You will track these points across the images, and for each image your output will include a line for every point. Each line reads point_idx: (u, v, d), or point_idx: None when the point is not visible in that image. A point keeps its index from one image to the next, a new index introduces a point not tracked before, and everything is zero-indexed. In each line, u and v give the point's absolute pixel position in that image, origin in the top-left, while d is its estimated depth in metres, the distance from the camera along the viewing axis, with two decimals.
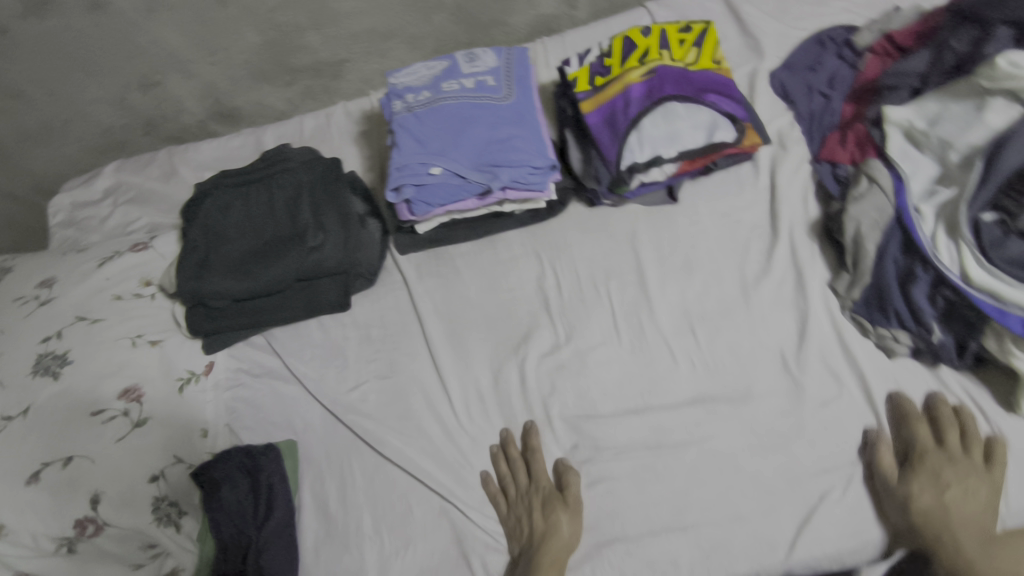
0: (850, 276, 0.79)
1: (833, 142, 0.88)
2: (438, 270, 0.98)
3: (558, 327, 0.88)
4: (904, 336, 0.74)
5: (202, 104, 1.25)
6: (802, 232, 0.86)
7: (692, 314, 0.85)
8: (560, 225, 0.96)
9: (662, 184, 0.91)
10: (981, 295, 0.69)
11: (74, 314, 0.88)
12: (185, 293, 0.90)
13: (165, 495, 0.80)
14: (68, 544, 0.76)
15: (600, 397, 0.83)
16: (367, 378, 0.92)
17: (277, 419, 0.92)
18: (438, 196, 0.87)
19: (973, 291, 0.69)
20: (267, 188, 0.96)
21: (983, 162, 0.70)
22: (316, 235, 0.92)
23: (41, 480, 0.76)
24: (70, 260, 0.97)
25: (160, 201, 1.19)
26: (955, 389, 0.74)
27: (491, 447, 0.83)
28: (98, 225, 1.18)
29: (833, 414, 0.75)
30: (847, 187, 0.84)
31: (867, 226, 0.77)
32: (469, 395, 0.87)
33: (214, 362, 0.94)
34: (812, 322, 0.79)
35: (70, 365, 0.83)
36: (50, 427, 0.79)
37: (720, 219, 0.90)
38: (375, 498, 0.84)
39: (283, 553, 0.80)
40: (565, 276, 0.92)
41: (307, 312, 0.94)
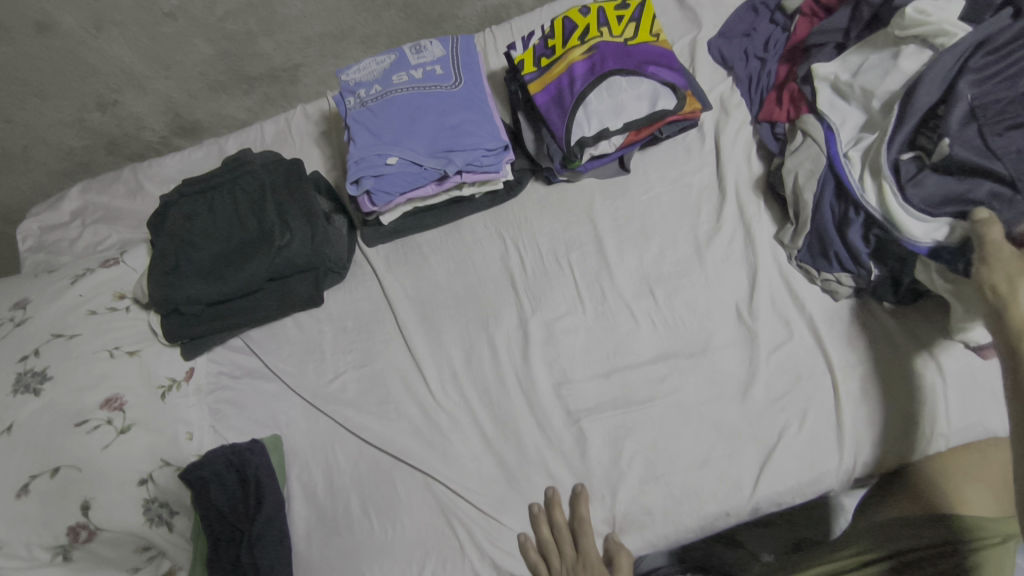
0: (794, 227, 0.84)
1: (769, 103, 0.92)
2: (406, 258, 1.01)
3: (524, 301, 0.92)
4: (846, 278, 0.80)
5: (163, 119, 1.27)
6: (747, 190, 0.91)
7: (650, 277, 0.89)
8: (520, 204, 1.00)
9: (613, 156, 0.95)
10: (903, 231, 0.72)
11: (50, 333, 0.89)
12: (159, 301, 0.91)
13: (155, 496, 0.82)
14: (63, 552, 0.79)
15: (570, 364, 0.86)
16: (344, 369, 0.95)
17: (260, 415, 0.94)
18: (398, 184, 0.90)
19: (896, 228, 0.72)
20: (231, 193, 0.98)
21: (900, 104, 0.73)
22: (283, 234, 0.94)
23: (30, 492, 0.78)
24: (42, 279, 0.98)
25: (128, 218, 1.20)
26: (897, 323, 0.79)
27: (535, 508, 0.80)
28: (69, 246, 1.18)
29: (786, 355, 0.80)
30: (785, 144, 0.90)
31: (804, 176, 0.82)
32: (444, 373, 0.90)
33: (195, 367, 0.96)
34: (763, 276, 0.84)
35: (50, 381, 0.84)
36: (35, 442, 0.80)
37: (671, 184, 0.95)
38: (361, 480, 0.86)
39: (275, 542, 0.82)
40: (528, 252, 0.96)
41: (282, 310, 0.97)
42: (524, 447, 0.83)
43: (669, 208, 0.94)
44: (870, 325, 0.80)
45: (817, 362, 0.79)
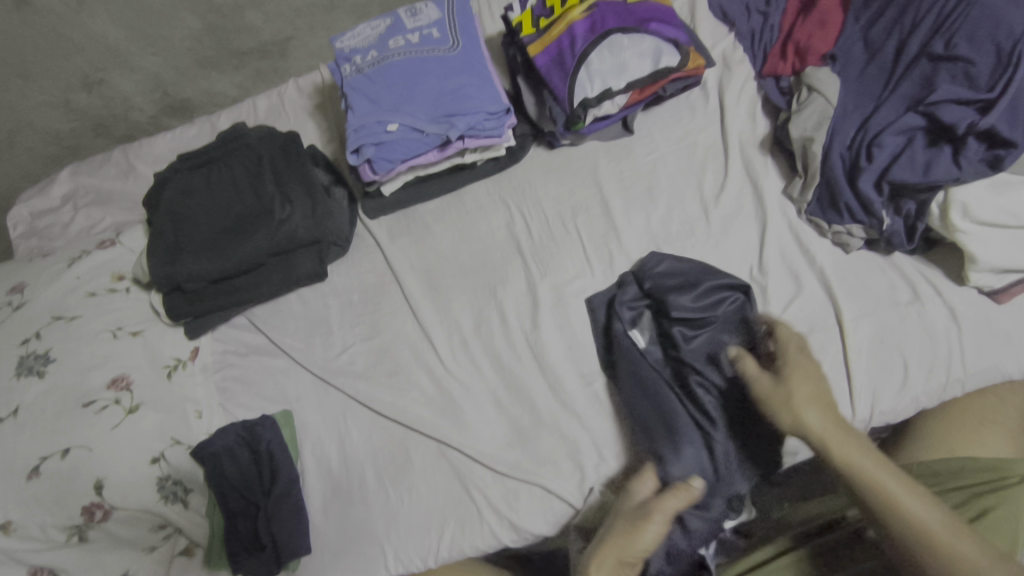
0: (803, 179, 0.83)
1: (773, 58, 0.92)
2: (409, 229, 0.99)
3: (531, 266, 0.91)
4: (857, 229, 0.80)
5: (151, 98, 1.22)
6: (752, 148, 0.90)
7: (658, 238, 0.89)
8: (524, 169, 0.99)
9: (616, 117, 0.94)
10: (862, 201, 0.78)
11: (50, 316, 0.87)
12: (161, 279, 0.90)
13: (168, 474, 0.82)
14: (79, 533, 0.77)
15: (580, 326, 0.86)
16: (353, 342, 0.94)
17: (269, 391, 0.93)
18: (399, 151, 0.88)
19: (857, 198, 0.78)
20: (229, 168, 0.97)
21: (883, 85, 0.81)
22: (283, 207, 0.93)
23: (42, 473, 0.76)
24: (38, 264, 0.96)
25: (121, 200, 1.16)
26: (911, 273, 0.79)
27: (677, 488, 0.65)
28: (62, 231, 1.14)
29: (798, 310, 0.79)
30: (791, 98, 0.88)
31: (811, 130, 0.81)
32: (454, 341, 0.90)
33: (200, 346, 0.94)
34: (772, 231, 0.84)
35: (53, 363, 0.83)
36: (42, 423, 0.79)
37: (676, 144, 0.94)
38: (375, 451, 0.86)
39: (291, 514, 0.82)
40: (534, 218, 0.95)
41: (286, 284, 0.95)
42: (537, 412, 0.83)
43: (675, 167, 0.93)
44: (884, 273, 0.80)
45: (829, 314, 0.79)
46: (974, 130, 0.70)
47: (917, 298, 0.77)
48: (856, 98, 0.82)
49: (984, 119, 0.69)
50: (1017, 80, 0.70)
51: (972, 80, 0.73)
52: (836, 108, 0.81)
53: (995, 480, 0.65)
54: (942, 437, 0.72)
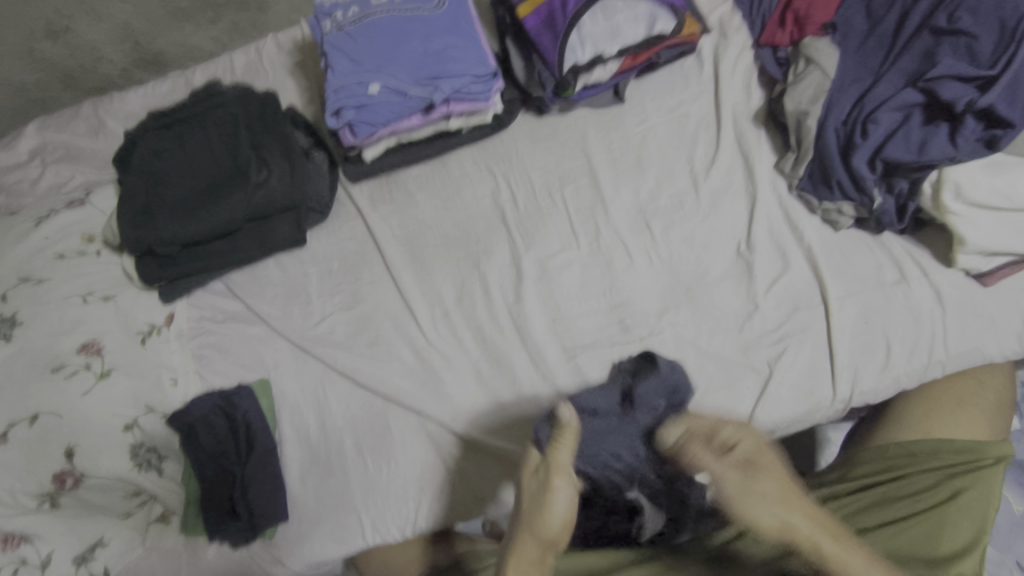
0: (795, 155, 0.81)
1: (772, 26, 0.88)
2: (391, 196, 0.97)
3: (516, 238, 0.89)
4: (848, 208, 0.79)
5: (122, 51, 1.16)
6: (746, 120, 0.88)
7: (646, 211, 0.87)
8: (510, 136, 0.96)
9: (608, 84, 0.91)
10: (854, 179, 0.76)
11: (17, 278, 0.84)
12: (131, 243, 0.86)
13: (142, 442, 0.81)
14: (51, 499, 0.76)
15: (565, 301, 0.85)
16: (332, 311, 0.92)
17: (247, 360, 0.91)
18: (381, 114, 0.85)
19: (851, 175, 0.76)
20: (202, 128, 0.92)
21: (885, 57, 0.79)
22: (259, 170, 0.89)
23: (10, 438, 0.74)
24: (4, 223, 0.92)
25: (92, 156, 1.12)
26: (900, 253, 0.78)
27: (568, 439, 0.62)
28: (30, 188, 1.09)
29: (784, 287, 0.79)
30: (789, 68, 0.85)
31: (807, 103, 0.78)
32: (435, 313, 0.88)
33: (175, 312, 0.92)
34: (762, 207, 0.83)
35: (21, 327, 0.80)
36: (10, 387, 0.76)
37: (668, 114, 0.91)
38: (354, 421, 0.85)
39: (269, 483, 0.82)
40: (520, 187, 0.92)
41: (262, 250, 0.92)
42: (518, 385, 0.82)
43: (666, 138, 0.90)
44: (872, 252, 0.79)
45: (815, 292, 0.78)
46: (973, 108, 0.69)
47: (903, 279, 0.77)
48: (854, 72, 0.79)
49: (984, 97, 0.68)
50: (1019, 58, 0.69)
51: (974, 56, 0.72)
52: (833, 81, 0.79)
53: (973, 460, 0.67)
54: (921, 417, 0.73)
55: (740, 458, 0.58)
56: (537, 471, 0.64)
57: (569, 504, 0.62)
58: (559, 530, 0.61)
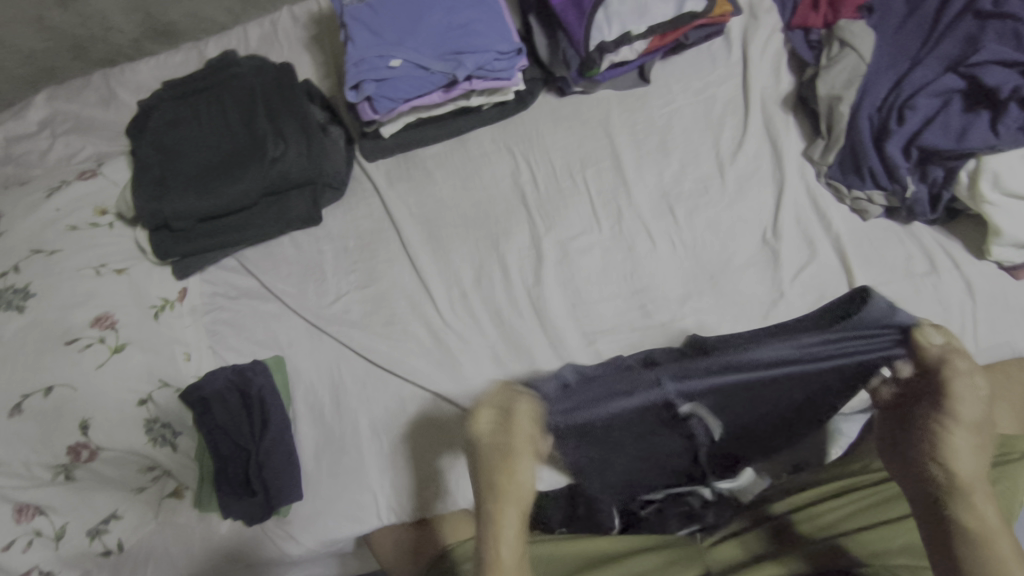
0: (825, 142, 0.81)
1: (804, 7, 0.85)
2: (409, 173, 0.95)
3: (537, 220, 0.88)
4: (879, 196, 0.78)
5: (132, 20, 1.13)
6: (774, 106, 0.87)
7: (670, 195, 0.86)
8: (531, 116, 0.94)
9: (633, 65, 0.89)
10: (888, 166, 0.75)
11: (29, 249, 0.82)
12: (147, 215, 0.85)
13: (156, 417, 0.80)
14: (65, 472, 0.76)
15: (585, 285, 0.84)
16: (348, 290, 0.91)
17: (261, 337, 0.90)
18: (401, 89, 0.83)
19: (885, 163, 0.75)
20: (218, 100, 0.91)
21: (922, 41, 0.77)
22: (276, 144, 0.88)
23: (24, 410, 0.74)
24: (14, 192, 0.90)
25: (102, 128, 1.10)
26: (930, 243, 0.78)
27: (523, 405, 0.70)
28: (40, 158, 1.07)
29: (810, 276, 0.78)
30: (821, 52, 0.84)
31: (841, 88, 0.77)
32: (453, 294, 0.87)
33: (188, 288, 0.91)
34: (789, 194, 0.82)
35: (34, 299, 0.79)
36: (25, 358, 0.76)
37: (694, 96, 0.90)
38: (370, 400, 0.84)
39: (284, 463, 0.81)
40: (541, 168, 0.91)
41: (278, 227, 0.91)
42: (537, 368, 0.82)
43: (691, 122, 0.89)
44: (902, 242, 0.78)
45: (842, 282, 0.77)
46: (1018, 95, 0.68)
47: (933, 270, 0.76)
48: (890, 57, 0.78)
49: None
50: None
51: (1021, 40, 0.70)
52: (868, 66, 0.77)
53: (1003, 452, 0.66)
54: None
55: (939, 341, 0.64)
56: (496, 450, 0.67)
57: (533, 475, 0.67)
58: (530, 491, 0.66)
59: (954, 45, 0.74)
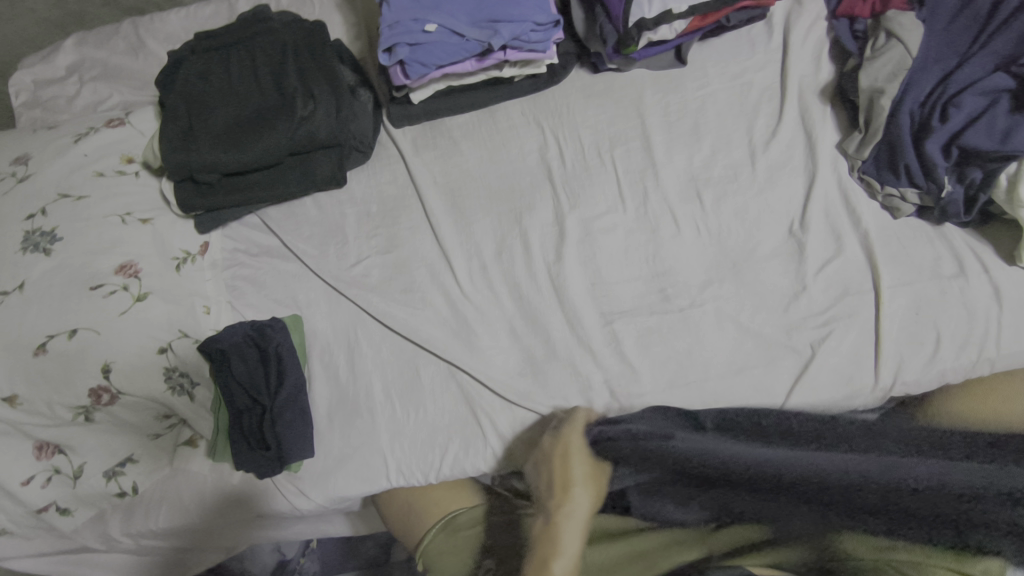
0: (862, 136, 0.79)
1: None
2: (435, 141, 0.95)
3: (561, 196, 0.88)
4: (912, 195, 0.77)
5: None
6: (811, 96, 0.86)
7: (698, 180, 0.85)
8: (562, 90, 0.93)
9: (671, 44, 0.88)
10: (927, 165, 0.74)
11: (56, 193, 0.83)
12: (173, 167, 0.85)
13: (175, 365, 0.81)
14: (85, 414, 0.78)
15: (606, 264, 0.83)
16: (368, 255, 0.91)
17: (280, 296, 0.91)
18: (435, 55, 0.82)
19: (925, 162, 0.74)
20: (250, 56, 0.91)
21: (975, 36, 0.75)
22: (306, 104, 0.88)
23: (49, 351, 0.75)
24: (41, 135, 0.90)
25: (130, 76, 1.09)
26: (960, 245, 0.78)
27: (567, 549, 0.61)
28: (67, 104, 1.07)
29: (834, 271, 0.77)
30: (865, 44, 0.82)
31: (884, 81, 0.76)
32: (473, 266, 0.87)
33: (209, 242, 0.91)
34: (820, 185, 0.81)
35: (60, 243, 0.80)
36: (50, 301, 0.77)
37: (730, 81, 0.89)
38: (385, 364, 0.85)
39: (297, 420, 0.82)
40: (569, 145, 0.90)
41: (302, 187, 0.91)
42: (553, 344, 0.82)
43: (726, 107, 0.88)
44: (931, 243, 0.78)
45: (867, 279, 0.77)
46: None
47: (961, 273, 0.76)
48: (938, 51, 0.76)
49: None
50: None
51: None
52: (914, 60, 0.76)
53: None
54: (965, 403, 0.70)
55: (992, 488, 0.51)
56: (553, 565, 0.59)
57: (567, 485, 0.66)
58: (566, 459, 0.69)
59: (1010, 43, 0.72)
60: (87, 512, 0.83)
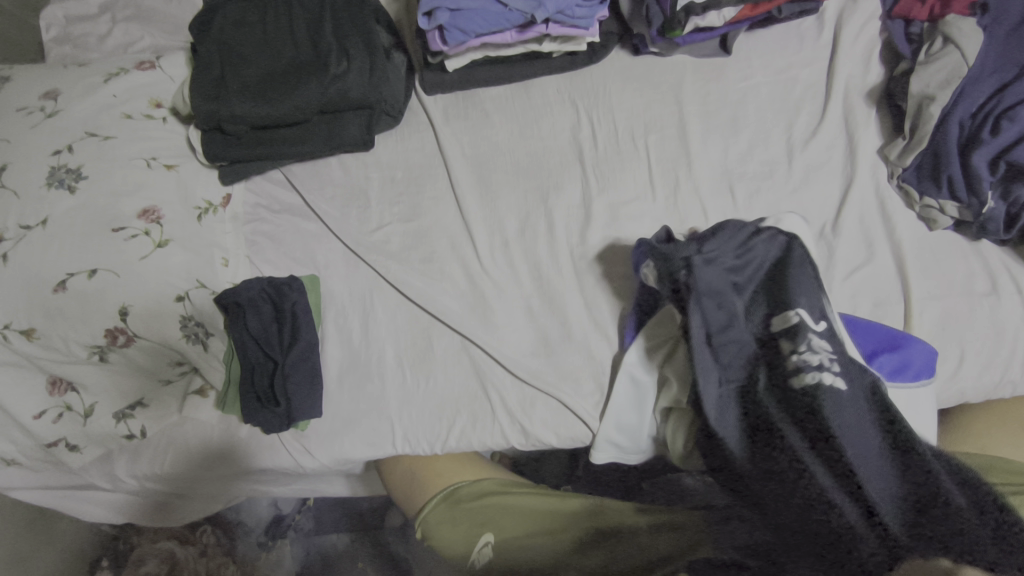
0: (905, 142, 0.79)
1: None
2: (466, 113, 0.94)
3: (591, 178, 0.87)
4: (950, 208, 0.77)
5: None
6: (857, 98, 0.86)
7: (732, 174, 0.85)
8: (601, 70, 0.93)
9: (717, 32, 0.87)
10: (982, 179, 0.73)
11: (84, 130, 0.82)
12: (203, 115, 0.84)
13: (191, 315, 0.80)
14: (100, 353, 0.78)
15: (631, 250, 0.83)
16: (391, 221, 0.90)
17: (299, 255, 0.90)
18: (476, 23, 0.81)
19: (977, 174, 0.73)
20: (287, 10, 0.91)
21: None
22: (340, 62, 0.87)
23: (69, 288, 0.75)
24: (72, 72, 0.89)
25: (163, 20, 1.07)
26: (995, 263, 0.77)
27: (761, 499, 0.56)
28: (98, 43, 1.06)
29: (863, 278, 0.77)
30: (920, 47, 0.82)
31: (935, 87, 0.76)
32: (495, 241, 0.87)
33: (232, 194, 0.91)
34: (856, 190, 0.81)
35: (85, 181, 0.79)
36: (71, 239, 0.76)
37: (775, 75, 0.89)
38: (399, 332, 0.85)
39: (308, 380, 0.81)
40: (602, 126, 0.90)
41: (329, 146, 0.90)
42: (568, 325, 0.82)
43: (767, 101, 0.88)
44: (965, 259, 0.77)
45: (896, 289, 0.76)
46: None
47: (994, 292, 0.75)
48: (997, 60, 0.75)
49: None
50: None
51: None
52: (971, 68, 0.75)
53: None
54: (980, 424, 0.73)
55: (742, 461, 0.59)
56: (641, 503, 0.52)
57: None
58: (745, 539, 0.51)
59: None
60: (94, 451, 0.84)
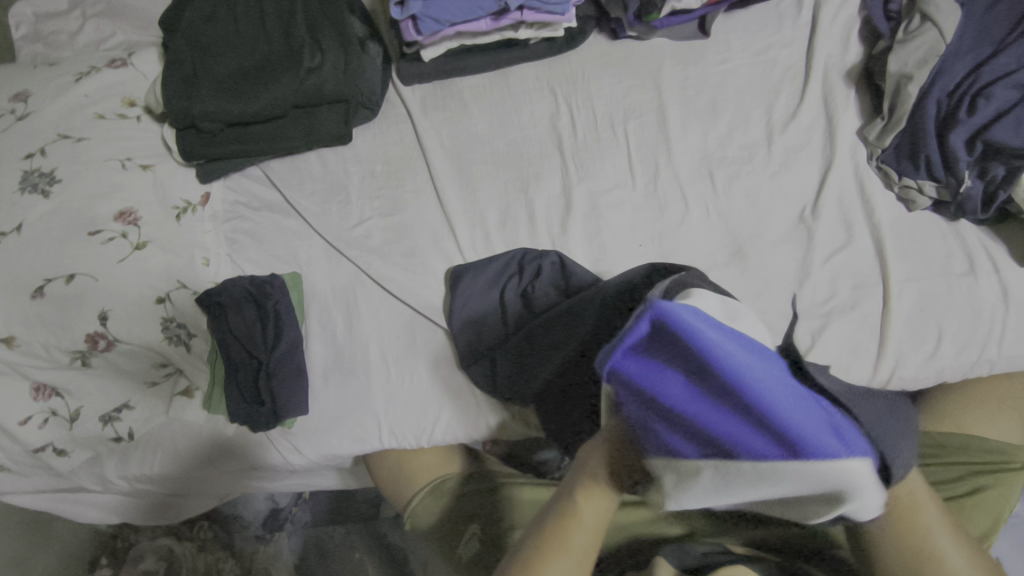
0: (884, 123, 0.79)
1: None
2: (444, 103, 0.93)
3: (570, 166, 0.87)
4: (929, 188, 0.78)
5: None
6: (837, 77, 0.86)
7: (712, 159, 0.84)
8: (580, 57, 0.92)
9: (695, 14, 0.88)
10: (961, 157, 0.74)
11: (56, 132, 0.81)
12: (176, 113, 0.83)
13: (173, 316, 0.80)
14: (82, 358, 0.78)
15: (611, 240, 0.82)
16: (370, 215, 0.89)
17: (280, 252, 0.88)
18: (449, 11, 0.81)
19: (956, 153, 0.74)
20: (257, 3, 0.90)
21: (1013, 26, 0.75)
22: (313, 56, 0.87)
23: (46, 294, 0.75)
24: (41, 72, 0.87)
25: (135, 15, 1.05)
26: (973, 244, 0.78)
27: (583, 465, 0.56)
28: (69, 40, 1.04)
29: (842, 261, 0.77)
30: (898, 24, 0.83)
31: (912, 68, 0.76)
32: (476, 233, 0.86)
33: (210, 192, 0.90)
34: (836, 172, 0.81)
35: (59, 185, 0.78)
36: (47, 243, 0.76)
37: (754, 57, 0.89)
38: (382, 327, 0.84)
39: (292, 376, 0.81)
40: (581, 114, 0.89)
41: (306, 142, 0.89)
42: None
43: (747, 83, 0.87)
44: (945, 239, 0.78)
45: (877, 272, 0.76)
46: None
47: (972, 271, 0.76)
48: (974, 38, 0.76)
49: None
50: None
51: None
52: (948, 46, 0.76)
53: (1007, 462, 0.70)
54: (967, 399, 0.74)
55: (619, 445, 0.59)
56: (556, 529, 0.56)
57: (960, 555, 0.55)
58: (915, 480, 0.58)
59: None
60: (83, 454, 0.85)
